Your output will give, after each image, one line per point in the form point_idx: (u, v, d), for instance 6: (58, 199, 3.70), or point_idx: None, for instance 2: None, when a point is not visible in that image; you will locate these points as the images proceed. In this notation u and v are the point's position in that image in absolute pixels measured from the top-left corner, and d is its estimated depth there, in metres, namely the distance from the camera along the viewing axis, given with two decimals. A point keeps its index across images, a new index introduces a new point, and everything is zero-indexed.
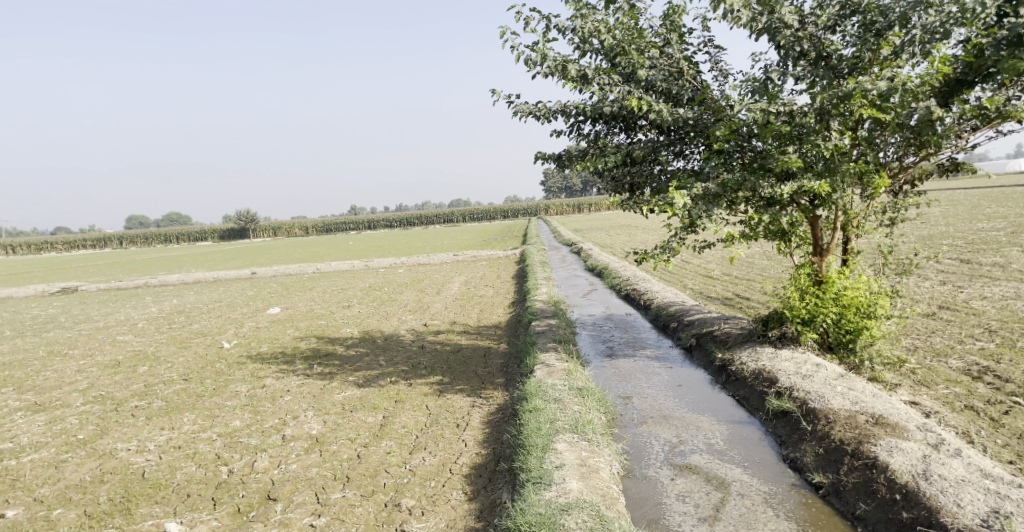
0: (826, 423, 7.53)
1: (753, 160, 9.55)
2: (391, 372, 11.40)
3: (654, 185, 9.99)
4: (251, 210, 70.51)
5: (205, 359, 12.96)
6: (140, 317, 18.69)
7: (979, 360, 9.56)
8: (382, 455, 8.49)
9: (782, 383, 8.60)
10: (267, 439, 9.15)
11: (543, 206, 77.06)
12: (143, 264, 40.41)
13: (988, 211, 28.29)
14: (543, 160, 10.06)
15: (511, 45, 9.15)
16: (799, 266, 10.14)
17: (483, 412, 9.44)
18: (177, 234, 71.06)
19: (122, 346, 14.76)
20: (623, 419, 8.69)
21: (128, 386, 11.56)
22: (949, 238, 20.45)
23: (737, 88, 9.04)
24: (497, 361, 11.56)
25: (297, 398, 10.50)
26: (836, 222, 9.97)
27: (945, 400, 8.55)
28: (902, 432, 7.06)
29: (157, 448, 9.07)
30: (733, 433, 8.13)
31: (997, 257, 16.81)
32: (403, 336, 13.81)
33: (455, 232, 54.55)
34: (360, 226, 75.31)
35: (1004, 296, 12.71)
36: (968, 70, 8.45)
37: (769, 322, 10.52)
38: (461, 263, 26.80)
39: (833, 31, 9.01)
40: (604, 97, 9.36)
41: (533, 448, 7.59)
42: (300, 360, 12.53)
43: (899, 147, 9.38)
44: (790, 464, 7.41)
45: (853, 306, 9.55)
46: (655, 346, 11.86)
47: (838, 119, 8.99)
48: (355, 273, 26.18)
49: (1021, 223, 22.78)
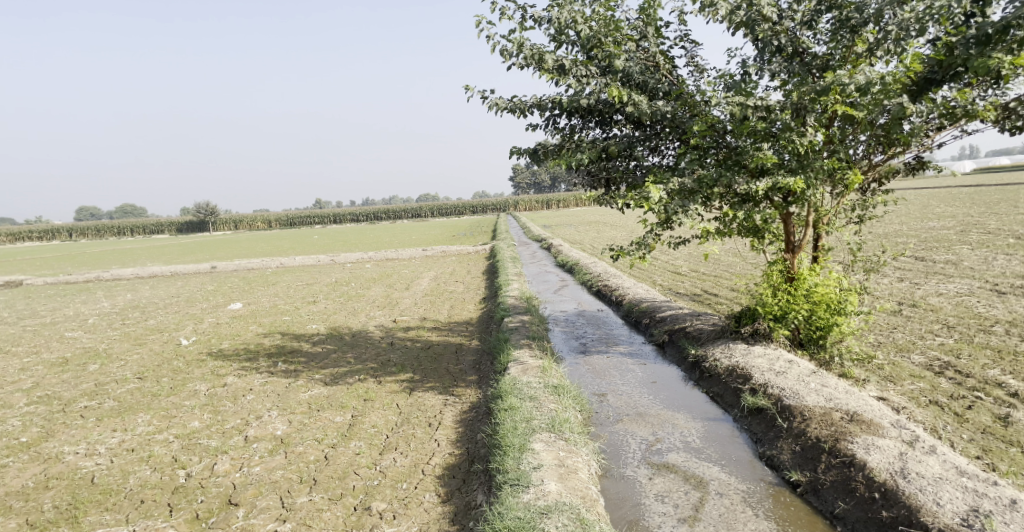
0: (802, 421, 7.52)
1: (728, 156, 9.51)
2: (359, 369, 11.10)
3: (630, 180, 9.89)
4: (211, 202, 68.93)
5: (162, 357, 12.47)
6: (91, 313, 17.95)
7: (940, 355, 9.71)
8: (350, 457, 8.21)
9: (756, 380, 8.58)
10: (228, 440, 8.79)
11: (510, 202, 76.97)
12: (96, 257, 39.03)
13: (939, 210, 29.17)
14: (518, 155, 9.89)
15: (487, 35, 8.93)
16: (771, 263, 10.15)
17: (456, 410, 9.24)
18: (131, 226, 68.92)
19: (71, 343, 14.12)
20: (599, 416, 8.57)
21: (77, 386, 11.03)
22: (904, 236, 20.97)
23: (713, 83, 9.01)
24: (468, 358, 11.35)
25: (260, 396, 10.14)
26: (807, 219, 9.99)
27: (911, 395, 8.63)
28: (877, 429, 7.08)
29: (108, 451, 8.64)
30: (709, 430, 8.07)
31: (950, 255, 17.26)
32: (370, 332, 13.51)
33: (422, 227, 54.01)
34: (324, 219, 74.09)
35: (959, 292, 13.00)
36: (938, 67, 8.53)
37: (741, 319, 10.50)
38: (429, 258, 26.50)
39: (807, 27, 9.03)
40: (580, 90, 9.21)
41: (509, 449, 7.42)
42: (263, 357, 12.13)
43: (868, 145, 9.44)
44: (767, 462, 7.39)
45: (823, 303, 9.52)
46: (628, 342, 11.79)
47: (813, 115, 8.98)
48: (320, 268, 25.64)
49: (971, 222, 23.51)
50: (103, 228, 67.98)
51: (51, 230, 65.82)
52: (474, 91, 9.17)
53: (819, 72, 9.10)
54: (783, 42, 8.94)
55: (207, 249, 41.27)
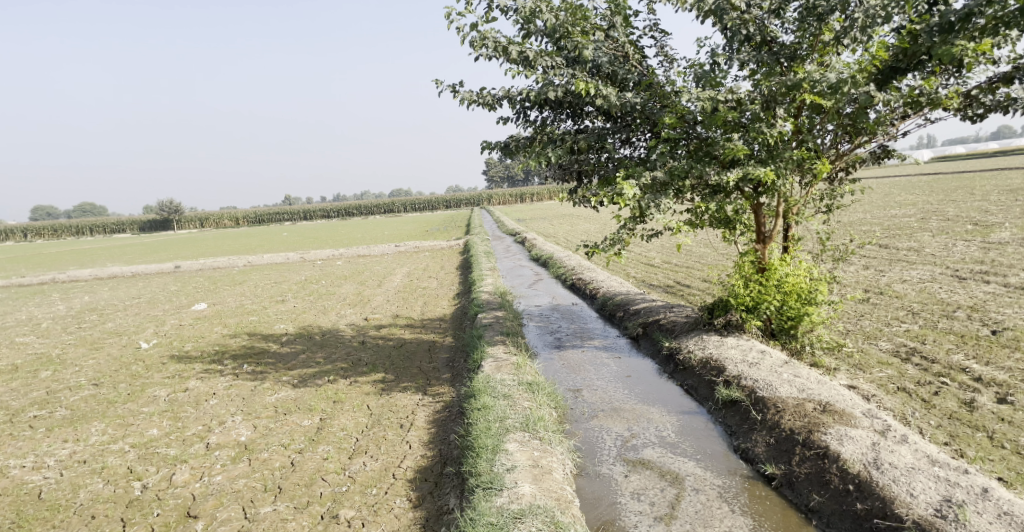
0: (776, 412, 7.49)
1: (699, 147, 9.47)
2: (328, 370, 10.85)
3: (602, 173, 9.79)
4: (175, 199, 67.34)
5: (120, 362, 12.06)
6: (45, 316, 17.35)
7: (906, 341, 9.80)
8: (318, 462, 8.00)
9: (729, 372, 8.54)
10: (189, 448, 8.49)
11: (482, 196, 76.69)
12: (55, 258, 37.82)
13: (901, 198, 29.67)
14: (489, 148, 9.72)
15: (455, 27, 8.73)
16: (742, 254, 10.11)
17: (428, 411, 9.05)
18: (93, 226, 67.16)
19: (23, 349, 13.59)
20: (574, 413, 8.46)
21: (27, 394, 10.60)
22: (868, 225, 21.27)
23: (682, 74, 8.96)
24: (441, 356, 11.15)
25: (224, 401, 9.84)
26: (778, 209, 9.97)
27: (880, 382, 8.66)
28: (850, 420, 7.07)
29: (57, 464, 8.30)
30: (684, 424, 8.01)
31: (912, 242, 17.53)
32: (341, 331, 13.24)
33: (394, 223, 53.52)
34: (293, 216, 72.95)
35: (923, 278, 13.17)
36: (902, 55, 8.52)
37: (714, 311, 10.49)
38: (401, 254, 26.17)
39: (776, 16, 9.09)
40: (549, 82, 9.04)
41: (482, 451, 7.27)
42: (228, 359, 11.80)
43: (836, 134, 9.44)
44: (742, 455, 7.34)
45: (794, 293, 9.51)
46: (602, 336, 11.72)
47: (782, 106, 8.96)
48: (289, 265, 25.15)
49: (931, 209, 23.95)
50: (62, 228, 66.18)
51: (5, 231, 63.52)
52: (443, 84, 8.96)
53: (788, 62, 9.14)
54: (752, 31, 8.93)
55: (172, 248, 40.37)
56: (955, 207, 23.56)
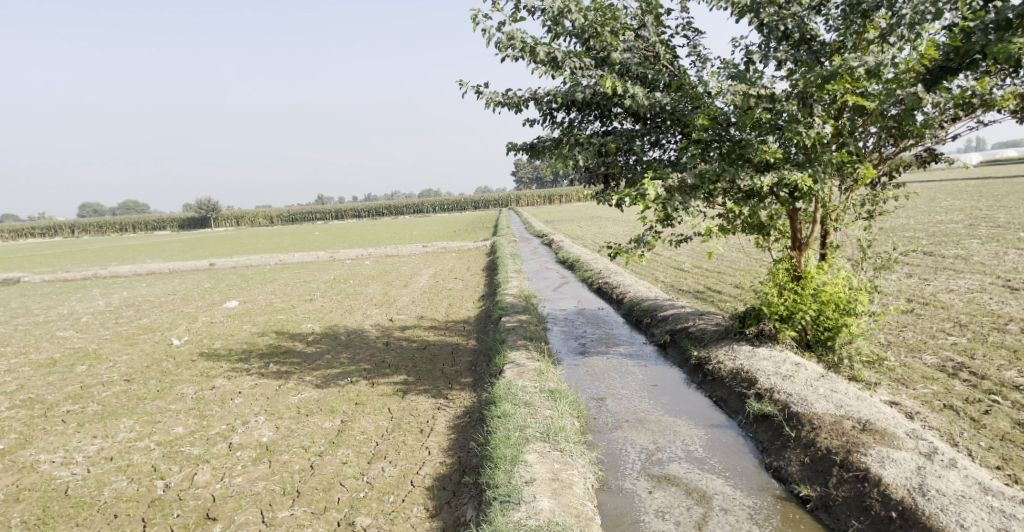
0: (811, 430, 7.13)
1: (731, 150, 9.16)
2: (352, 371, 10.73)
3: (630, 176, 9.51)
4: (213, 197, 68.52)
5: (151, 358, 12.14)
6: (84, 311, 17.63)
7: (953, 356, 9.29)
8: (337, 466, 7.87)
9: (761, 385, 8.18)
10: (211, 448, 8.44)
11: (513, 197, 76.57)
12: (96, 254, 38.72)
13: (946, 204, 28.59)
14: (514, 150, 9.50)
15: (481, 28, 8.55)
16: (777, 261, 9.75)
17: (449, 416, 8.87)
18: (134, 222, 68.82)
19: (60, 343, 13.79)
20: (597, 423, 8.19)
21: (62, 389, 10.71)
22: (911, 231, 20.52)
23: (715, 74, 8.66)
24: (464, 359, 10.97)
25: (249, 400, 9.80)
26: (814, 214, 9.58)
27: (924, 399, 8.21)
28: (892, 440, 6.67)
29: (85, 460, 8.32)
30: (712, 438, 7.69)
31: (959, 250, 16.81)
32: (366, 331, 13.14)
33: (425, 223, 53.64)
34: (326, 215, 73.74)
35: (970, 289, 12.56)
36: (954, 54, 8.07)
37: (746, 320, 10.06)
38: (429, 254, 26.12)
39: (816, 13, 8.75)
40: (576, 83, 8.85)
41: (500, 462, 7.05)
42: (255, 358, 11.78)
43: (879, 137, 9.02)
44: (774, 474, 7.00)
45: (832, 302, 9.14)
46: (628, 343, 11.40)
47: (822, 105, 8.59)
48: (320, 264, 25.27)
49: (979, 216, 23.01)
50: (105, 225, 67.96)
51: (52, 227, 65.41)
52: (468, 85, 8.79)
53: (828, 61, 8.79)
54: (790, 28, 8.62)
55: (208, 245, 41.03)
56: (1005, 214, 22.57)
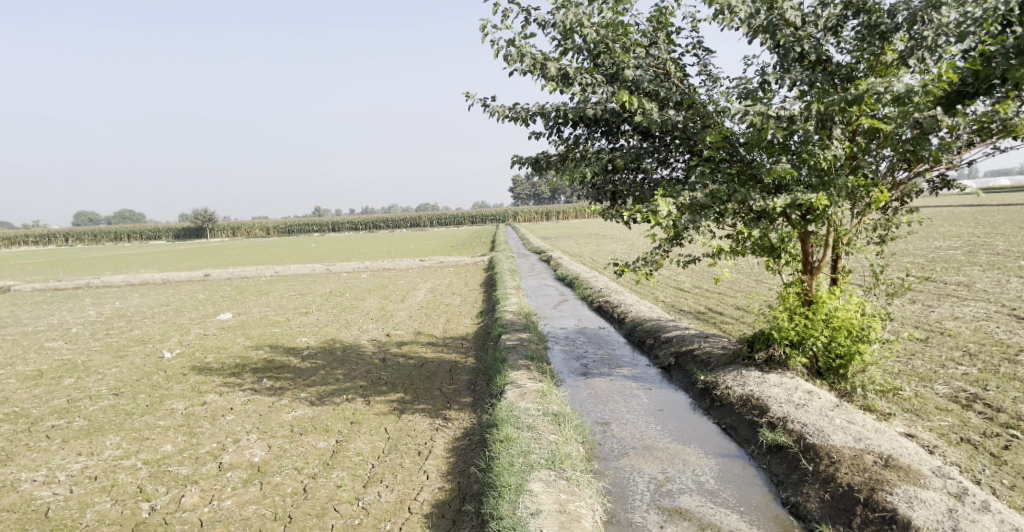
0: (830, 464, 6.86)
1: (742, 170, 8.94)
2: (347, 388, 10.40)
3: (638, 194, 9.26)
4: (210, 208, 68.13)
5: (141, 371, 11.79)
6: (74, 322, 17.26)
7: (966, 386, 9.01)
8: (332, 489, 7.55)
9: (774, 413, 7.90)
10: (201, 468, 8.10)
11: (510, 213, 76.45)
12: (89, 263, 38.29)
13: (943, 230, 28.48)
14: (520, 164, 9.27)
15: (489, 42, 8.35)
16: (787, 284, 9.46)
17: (448, 437, 8.55)
18: (129, 231, 68.35)
19: (48, 354, 13.41)
20: (602, 449, 7.88)
21: (48, 402, 10.35)
22: (911, 256, 20.35)
23: (727, 93, 8.47)
24: (463, 378, 10.65)
25: (241, 417, 9.47)
26: (827, 238, 9.31)
27: (941, 431, 7.94)
28: (918, 478, 6.41)
29: (68, 479, 7.97)
30: (723, 468, 7.39)
31: (960, 276, 16.61)
32: (362, 347, 12.81)
33: (421, 237, 53.40)
34: (323, 227, 73.39)
35: (976, 317, 12.32)
36: (972, 79, 7.91)
37: (754, 344, 9.77)
38: (426, 269, 25.82)
39: (831, 35, 8.57)
40: (586, 98, 8.65)
41: (504, 491, 6.75)
42: (247, 373, 11.44)
43: (892, 161, 8.80)
44: (791, 510, 6.71)
45: (844, 328, 8.88)
46: (631, 364, 11.10)
47: (839, 127, 8.39)
48: (316, 277, 24.93)
49: (977, 242, 22.89)
50: (100, 234, 67.64)
51: (45, 235, 65.11)
52: (475, 98, 8.58)
53: (842, 84, 8.61)
54: (806, 48, 8.44)
55: (202, 256, 40.65)
56: (1002, 242, 22.44)
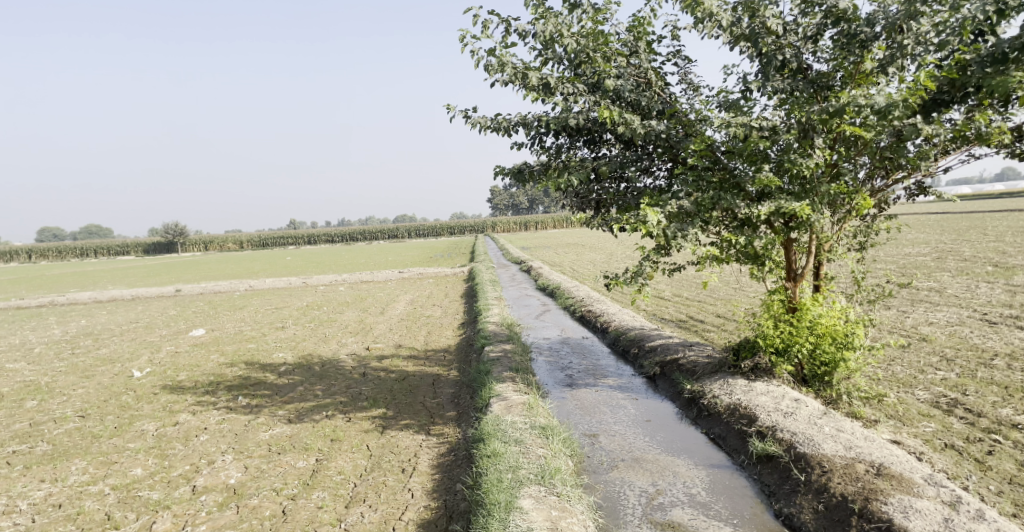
0: (822, 474, 6.83)
1: (725, 179, 8.91)
2: (327, 404, 10.14)
3: (621, 203, 9.18)
4: (181, 222, 66.97)
5: (110, 392, 11.39)
6: (39, 342, 16.69)
7: (945, 391, 9.05)
8: (312, 511, 7.31)
9: (763, 422, 7.85)
10: (173, 492, 7.81)
11: (486, 224, 76.29)
12: (55, 280, 37.25)
13: (912, 237, 28.93)
14: (502, 175, 9.15)
15: (470, 52, 8.27)
16: (771, 292, 9.43)
17: (432, 453, 8.35)
18: (97, 247, 66.80)
19: (10, 376, 12.92)
20: (591, 462, 7.75)
21: (10, 426, 9.94)
22: (884, 263, 20.60)
23: (708, 102, 8.46)
24: (446, 391, 10.45)
25: (215, 437, 9.17)
26: (810, 246, 9.28)
27: (926, 437, 7.95)
28: (912, 487, 6.40)
29: (30, 508, 7.63)
30: (715, 480, 7.30)
31: (932, 282, 16.82)
32: (341, 361, 12.55)
33: (397, 249, 52.97)
34: (298, 240, 72.48)
35: (950, 322, 12.45)
36: (948, 86, 7.90)
37: (740, 352, 9.72)
38: (404, 281, 25.57)
39: (810, 43, 8.61)
40: (568, 108, 8.58)
41: (493, 510, 6.58)
42: (222, 390, 11.12)
43: (870, 168, 8.83)
44: (786, 522, 6.66)
45: (828, 335, 8.86)
46: (616, 374, 10.98)
47: (821, 136, 8.41)
48: (291, 291, 24.46)
49: (945, 249, 23.26)
50: (66, 250, 66.07)
51: (10, 252, 63.60)
52: (455, 109, 8.48)
53: (822, 92, 8.65)
54: (788, 57, 8.44)
55: (173, 271, 39.78)
56: (969, 248, 22.85)
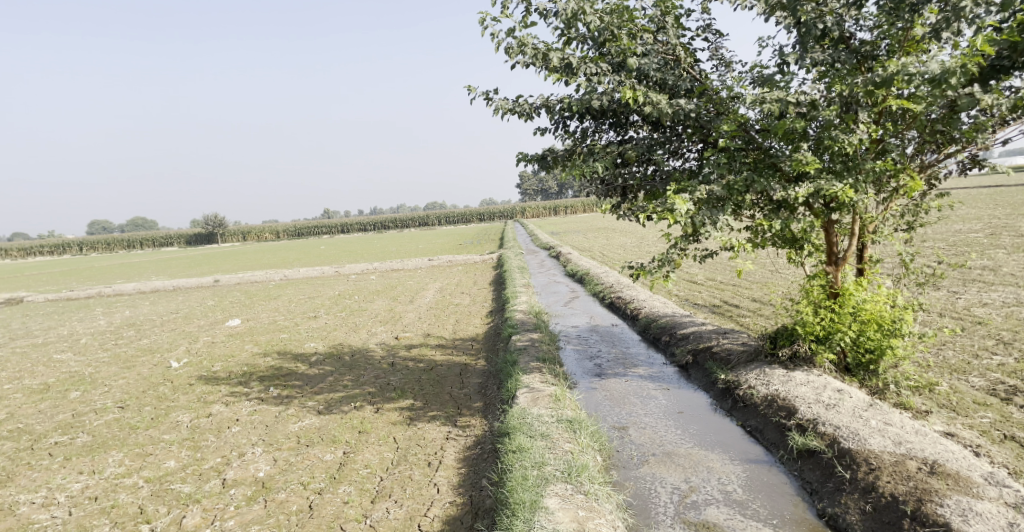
0: (869, 472, 6.41)
1: (759, 159, 8.43)
2: (355, 395, 10.02)
3: (649, 187, 8.77)
4: (220, 214, 68.17)
5: (149, 382, 11.47)
6: (84, 332, 17.02)
7: (1003, 378, 8.47)
8: (339, 506, 7.18)
9: (803, 415, 7.43)
10: (204, 485, 7.77)
11: (520, 209, 75.86)
12: (102, 271, 38.19)
13: (962, 213, 27.60)
14: (525, 162, 8.80)
15: (489, 34, 7.78)
16: (811, 277, 8.93)
17: (459, 447, 8.15)
18: (141, 239, 68.47)
19: (55, 367, 13.14)
20: (620, 457, 7.45)
21: (52, 417, 10.07)
22: (932, 242, 19.65)
23: (741, 78, 7.96)
24: (473, 382, 10.23)
25: (246, 428, 9.12)
26: (852, 227, 8.78)
27: (982, 429, 7.43)
28: (970, 488, 5.97)
29: (68, 501, 7.67)
30: (752, 476, 6.93)
31: (985, 260, 15.95)
32: (370, 350, 12.44)
33: (430, 235, 52.98)
34: (333, 229, 73.14)
35: (1006, 303, 11.72)
36: (1009, 51, 7.25)
37: (777, 340, 9.26)
38: (436, 268, 25.44)
39: (852, 11, 8.03)
40: (591, 89, 8.13)
41: (519, 509, 6.34)
42: (255, 381, 11.09)
43: (919, 143, 8.27)
44: (829, 522, 6.29)
45: (873, 322, 8.34)
46: (647, 363, 10.62)
47: (865, 110, 7.86)
48: (324, 280, 24.55)
49: (998, 224, 22.13)
50: (113, 243, 67.90)
51: (61, 245, 65.70)
52: (476, 93, 8.16)
53: (864, 63, 8.11)
54: (829, 25, 7.81)
55: (213, 261, 40.44)
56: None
